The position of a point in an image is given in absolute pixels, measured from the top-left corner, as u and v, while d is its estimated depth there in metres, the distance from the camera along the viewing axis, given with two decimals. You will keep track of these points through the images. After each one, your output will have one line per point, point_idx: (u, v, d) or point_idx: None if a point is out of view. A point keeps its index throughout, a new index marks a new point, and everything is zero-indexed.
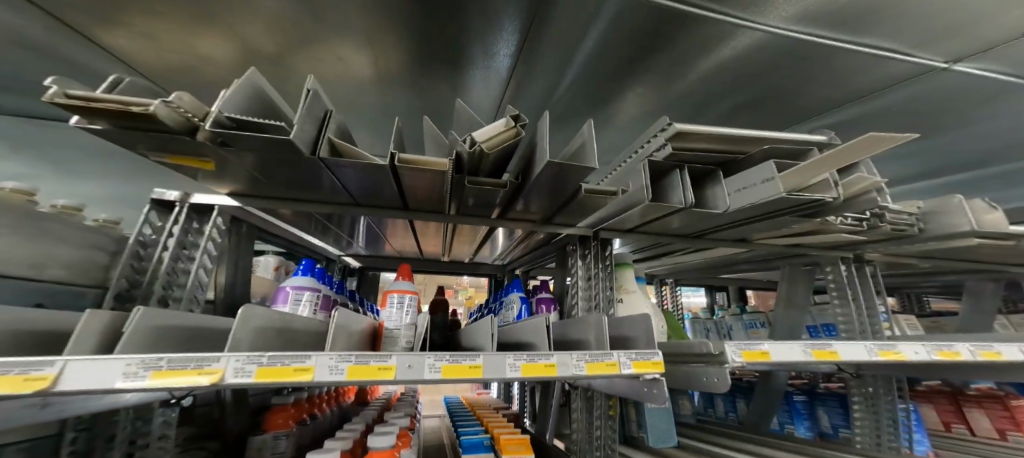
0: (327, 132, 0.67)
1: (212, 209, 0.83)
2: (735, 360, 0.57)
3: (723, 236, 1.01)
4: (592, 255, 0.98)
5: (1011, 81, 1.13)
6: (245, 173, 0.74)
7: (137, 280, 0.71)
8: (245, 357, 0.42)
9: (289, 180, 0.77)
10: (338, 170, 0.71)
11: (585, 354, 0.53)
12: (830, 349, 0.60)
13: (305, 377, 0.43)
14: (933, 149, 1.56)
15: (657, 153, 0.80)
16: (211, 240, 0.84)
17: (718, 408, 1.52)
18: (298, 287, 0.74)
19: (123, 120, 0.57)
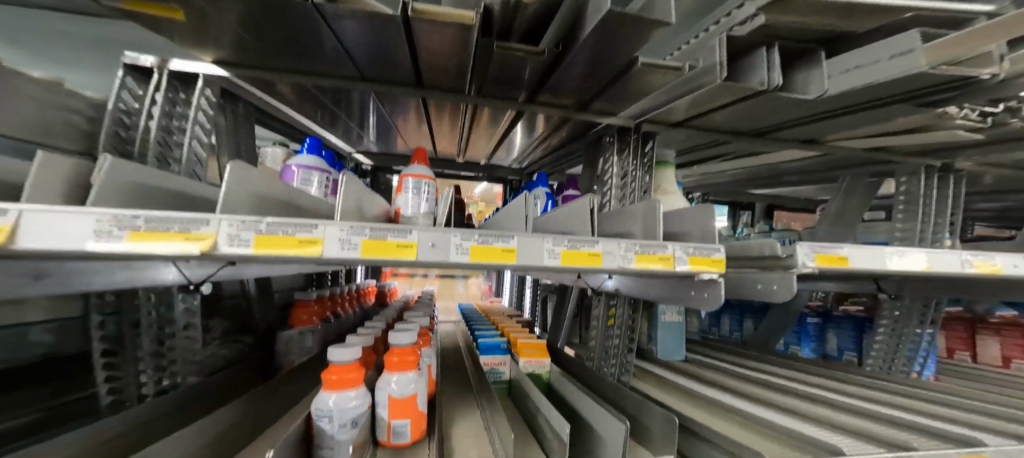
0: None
1: (198, 78, 0.71)
2: (807, 264, 0.48)
3: (791, 135, 0.86)
4: (630, 151, 0.86)
5: None
6: (223, 33, 0.59)
7: (128, 150, 0.63)
8: (240, 222, 0.36)
9: (278, 42, 0.61)
10: (336, 23, 0.54)
11: (636, 245, 0.46)
12: (921, 260, 0.50)
13: (313, 251, 0.37)
14: None
15: (739, 28, 0.60)
16: (201, 111, 0.73)
17: (724, 327, 1.54)
18: (303, 166, 0.65)
19: None
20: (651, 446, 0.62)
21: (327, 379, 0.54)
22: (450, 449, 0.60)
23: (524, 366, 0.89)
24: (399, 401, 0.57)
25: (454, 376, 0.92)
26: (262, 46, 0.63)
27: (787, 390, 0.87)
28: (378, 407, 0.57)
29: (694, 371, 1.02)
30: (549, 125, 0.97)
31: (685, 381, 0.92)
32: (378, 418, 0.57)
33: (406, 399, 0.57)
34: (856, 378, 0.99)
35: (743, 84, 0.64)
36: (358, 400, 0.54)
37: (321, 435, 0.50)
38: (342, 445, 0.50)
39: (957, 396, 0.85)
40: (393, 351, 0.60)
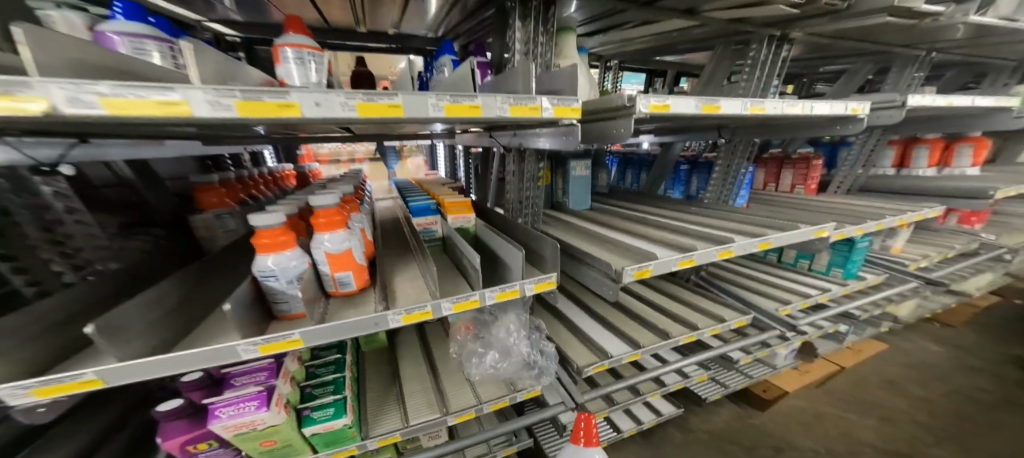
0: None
1: None
2: (642, 111, 0.68)
3: (673, 5, 1.02)
4: (533, 18, 0.89)
5: None
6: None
7: None
8: (72, 85, 0.34)
9: None
10: None
11: (510, 98, 0.58)
12: (716, 103, 0.75)
13: (180, 111, 0.38)
14: None
15: None
16: None
17: (627, 179, 2.08)
18: (130, 34, 0.44)
19: None
20: (541, 267, 0.87)
21: (259, 242, 0.58)
22: (393, 293, 0.78)
23: (453, 222, 1.09)
24: (336, 255, 0.69)
25: (392, 251, 1.06)
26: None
27: (649, 222, 1.19)
28: (320, 264, 0.69)
29: (589, 216, 1.35)
30: None
31: (572, 220, 1.28)
32: (322, 273, 0.70)
33: (341, 254, 0.69)
34: (695, 207, 1.42)
35: None
36: (301, 261, 0.63)
37: (270, 290, 0.61)
38: (295, 297, 0.63)
39: (741, 214, 1.28)
40: (318, 213, 0.67)
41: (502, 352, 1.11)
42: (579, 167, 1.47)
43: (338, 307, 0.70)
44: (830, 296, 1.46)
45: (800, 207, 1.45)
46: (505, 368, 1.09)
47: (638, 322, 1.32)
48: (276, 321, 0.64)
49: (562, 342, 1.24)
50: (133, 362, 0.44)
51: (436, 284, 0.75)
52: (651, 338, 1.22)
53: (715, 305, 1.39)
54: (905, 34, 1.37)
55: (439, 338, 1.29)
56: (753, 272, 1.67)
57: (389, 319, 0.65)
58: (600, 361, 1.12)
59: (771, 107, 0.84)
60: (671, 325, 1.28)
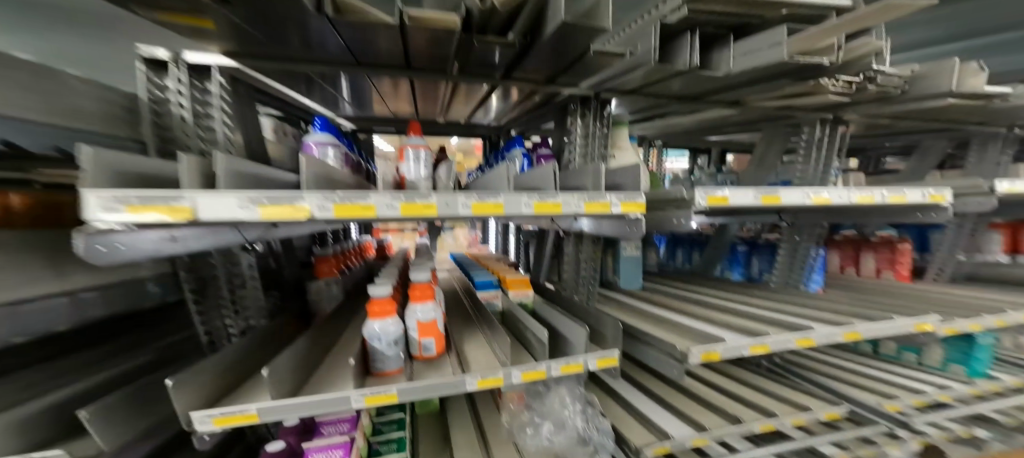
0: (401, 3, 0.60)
1: (212, 71, 0.74)
2: (701, 203, 0.75)
3: (720, 99, 1.14)
4: (592, 115, 1.03)
5: None
6: (276, 42, 0.69)
7: (170, 139, 0.72)
8: (323, 197, 0.51)
9: (299, 43, 0.69)
10: (345, 27, 0.61)
11: (586, 197, 0.66)
12: (776, 194, 0.79)
13: (370, 214, 0.54)
14: None
15: (670, 14, 0.76)
16: (221, 100, 0.77)
17: (678, 258, 2.02)
18: (321, 142, 0.72)
19: None
20: (603, 344, 0.88)
21: (372, 307, 0.72)
22: (465, 358, 0.84)
23: (513, 297, 1.18)
24: (424, 323, 0.79)
25: (456, 318, 1.15)
26: (319, 50, 0.73)
27: (710, 303, 1.16)
28: (410, 330, 0.80)
29: (645, 296, 1.35)
30: (519, 94, 1.19)
31: (627, 299, 1.29)
32: (410, 337, 0.80)
33: (429, 322, 0.80)
34: (761, 291, 1.35)
35: (671, 64, 0.81)
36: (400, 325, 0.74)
37: (372, 348, 0.71)
38: (389, 356, 0.72)
39: (817, 300, 1.20)
40: (416, 287, 0.81)
41: (556, 424, 1.07)
42: (630, 247, 1.51)
43: (423, 368, 0.77)
44: (951, 395, 1.22)
45: (886, 295, 1.32)
46: (560, 441, 1.02)
47: (704, 404, 1.19)
48: (369, 377, 0.72)
49: (618, 420, 1.15)
50: (280, 401, 0.55)
51: (507, 356, 0.81)
52: (719, 421, 1.09)
53: (794, 394, 1.23)
54: (973, 115, 1.34)
55: (489, 406, 1.25)
56: (844, 362, 1.45)
57: (466, 382, 0.70)
58: (660, 441, 1.00)
59: (834, 196, 0.85)
60: (746, 412, 1.13)
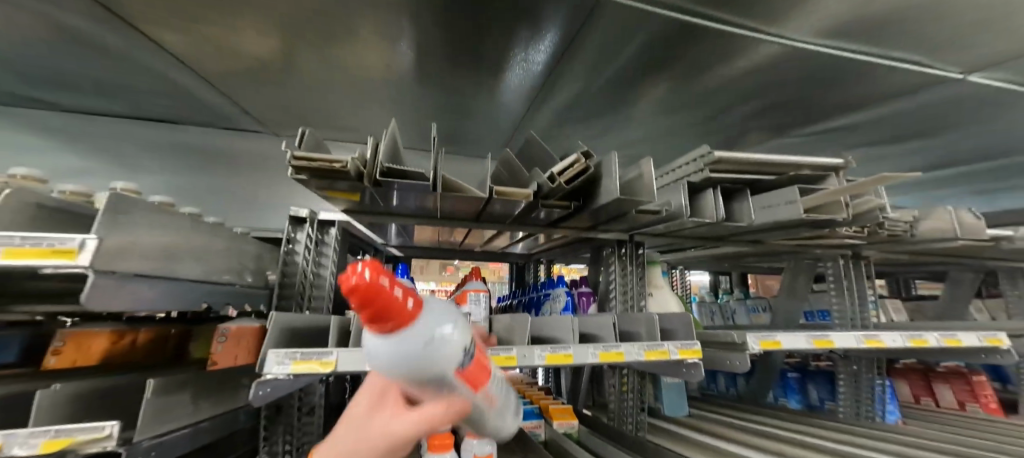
0: (491, 183, 0.79)
1: (335, 225, 0.98)
2: (754, 347, 0.78)
3: (741, 240, 1.26)
4: (628, 259, 1.13)
5: (986, 78, 1.36)
6: (388, 203, 0.90)
7: (288, 279, 0.93)
8: None
9: (405, 205, 0.90)
10: (447, 199, 0.81)
11: (645, 345, 0.72)
12: (827, 339, 0.82)
13: None
14: (910, 132, 1.81)
15: (695, 175, 0.93)
16: (330, 245, 0.98)
17: (721, 384, 1.76)
18: None
19: (329, 177, 0.68)
20: None
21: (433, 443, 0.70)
22: None
23: (558, 427, 1.13)
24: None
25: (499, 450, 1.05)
26: (417, 207, 0.93)
27: (777, 438, 1.05)
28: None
29: (697, 425, 1.21)
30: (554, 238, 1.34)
31: (680, 430, 1.15)
32: None
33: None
34: (834, 425, 1.19)
35: (701, 215, 0.92)
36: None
37: None
38: None
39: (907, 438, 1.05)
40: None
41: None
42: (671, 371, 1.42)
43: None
44: None
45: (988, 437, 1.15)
46: None
47: None
48: None
49: None
50: None
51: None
52: None
53: None
54: (986, 249, 1.43)
55: None
56: None
57: None
58: None
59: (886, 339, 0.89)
60: None
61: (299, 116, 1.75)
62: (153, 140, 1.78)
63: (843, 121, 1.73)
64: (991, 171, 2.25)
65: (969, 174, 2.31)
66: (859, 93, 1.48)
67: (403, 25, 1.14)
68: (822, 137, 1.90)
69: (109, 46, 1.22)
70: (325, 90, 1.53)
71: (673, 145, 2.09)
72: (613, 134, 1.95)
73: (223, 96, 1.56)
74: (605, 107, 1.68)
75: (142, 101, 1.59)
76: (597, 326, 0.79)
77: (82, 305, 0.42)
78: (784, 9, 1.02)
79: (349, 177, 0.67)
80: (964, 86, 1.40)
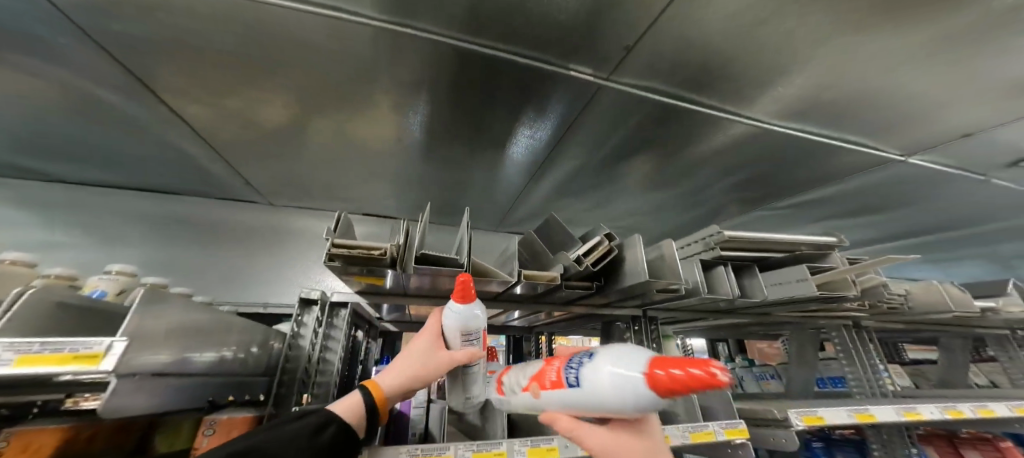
0: (517, 265, 0.79)
1: (347, 305, 0.93)
2: (798, 423, 0.76)
3: (748, 313, 1.28)
4: (643, 334, 1.11)
5: (923, 160, 1.58)
6: (403, 286, 0.89)
7: (289, 366, 0.83)
8: (465, 445, 0.65)
9: (424, 286, 0.88)
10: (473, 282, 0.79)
11: (689, 426, 0.71)
12: (868, 412, 0.80)
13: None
14: (868, 206, 2.02)
15: (708, 252, 0.98)
16: (339, 328, 0.92)
17: None
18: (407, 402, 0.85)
19: (362, 263, 0.68)
20: None
21: None
22: None
23: None
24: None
25: None
26: (434, 288, 0.91)
27: None
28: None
29: None
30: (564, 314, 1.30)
31: None
32: None
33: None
34: None
35: (717, 292, 0.95)
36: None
37: None
38: None
39: None
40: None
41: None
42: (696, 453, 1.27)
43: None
44: None
45: None
46: None
47: None
48: None
49: None
50: None
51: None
52: None
53: None
54: (970, 317, 1.49)
55: None
56: None
57: None
58: None
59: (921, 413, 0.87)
60: None
61: (300, 186, 1.78)
62: (142, 208, 1.73)
63: (811, 196, 1.92)
64: (944, 241, 2.47)
65: (926, 244, 2.53)
66: (819, 170, 1.68)
67: (420, 106, 1.25)
68: (793, 209, 2.08)
69: (128, 118, 1.26)
70: (334, 162, 1.59)
71: (661, 217, 2.22)
72: (606, 206, 2.07)
73: (227, 167, 1.58)
74: (599, 182, 1.81)
75: (141, 170, 1.59)
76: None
77: (100, 412, 0.42)
78: (752, 97, 1.21)
79: (383, 262, 0.67)
80: (905, 166, 1.62)
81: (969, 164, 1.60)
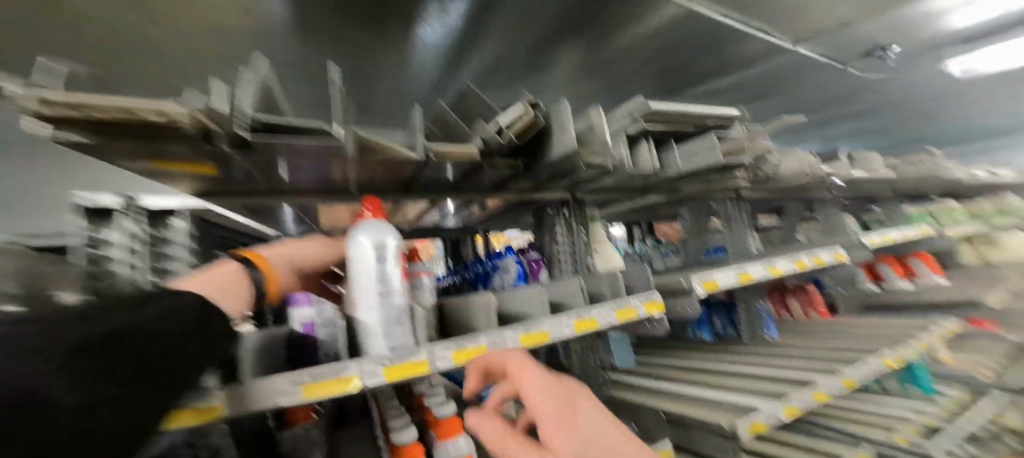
0: (424, 140, 0.61)
1: (181, 211, 0.65)
2: (699, 291, 0.85)
3: (661, 189, 1.37)
4: (573, 216, 1.11)
5: (810, 49, 1.71)
6: (271, 179, 0.66)
7: None
8: (370, 361, 0.47)
9: (299, 177, 0.66)
10: (366, 161, 0.60)
11: (615, 307, 0.68)
12: (748, 271, 0.93)
13: (423, 369, 0.49)
14: (762, 96, 2.20)
15: (632, 127, 0.91)
16: (178, 243, 0.66)
17: None
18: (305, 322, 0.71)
19: (138, 130, 0.40)
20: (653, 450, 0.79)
21: None
22: None
23: None
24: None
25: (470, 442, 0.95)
26: (322, 180, 0.71)
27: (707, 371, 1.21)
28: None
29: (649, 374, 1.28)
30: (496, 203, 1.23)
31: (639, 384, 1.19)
32: None
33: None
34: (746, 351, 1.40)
35: (640, 168, 0.94)
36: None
37: None
38: None
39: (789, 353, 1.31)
40: (442, 422, 0.72)
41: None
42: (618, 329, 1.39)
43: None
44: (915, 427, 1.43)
45: (828, 334, 1.54)
46: None
47: None
48: None
49: None
50: None
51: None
52: None
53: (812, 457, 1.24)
54: (813, 189, 1.83)
55: None
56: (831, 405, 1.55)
57: None
58: None
59: (779, 265, 1.06)
60: None
61: None
62: None
63: (721, 85, 1.99)
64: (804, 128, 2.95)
65: (792, 130, 2.98)
66: (732, 56, 1.69)
67: None
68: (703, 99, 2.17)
69: None
70: None
71: None
72: None
73: None
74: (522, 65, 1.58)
75: None
76: (563, 291, 0.72)
77: None
78: None
79: (186, 132, 0.41)
80: (798, 53, 1.73)
81: (840, 53, 1.77)
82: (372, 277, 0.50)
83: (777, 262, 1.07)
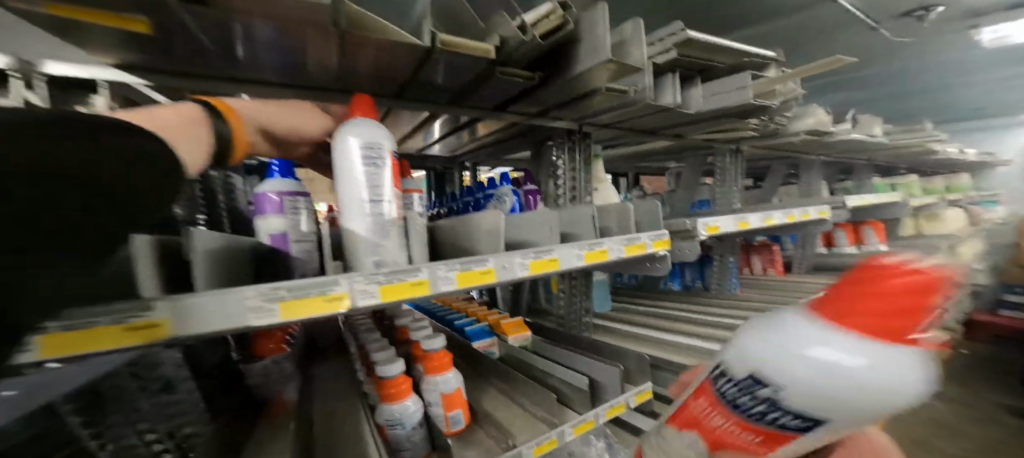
0: (432, 28, 0.52)
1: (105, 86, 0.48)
2: (702, 233, 0.79)
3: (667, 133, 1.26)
4: (574, 147, 1.03)
5: (855, 10, 1.50)
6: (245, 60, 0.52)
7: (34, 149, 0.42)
8: (445, 265, 0.43)
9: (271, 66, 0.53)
10: (355, 52, 0.51)
11: (626, 240, 0.65)
12: (748, 220, 0.92)
13: (492, 278, 0.47)
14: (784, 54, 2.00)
15: (660, 56, 0.83)
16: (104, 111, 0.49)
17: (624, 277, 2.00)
18: None
19: None
20: (632, 380, 0.85)
21: (387, 392, 0.63)
22: (499, 421, 0.74)
23: (513, 342, 1.07)
24: (450, 396, 0.69)
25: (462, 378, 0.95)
26: (299, 74, 0.57)
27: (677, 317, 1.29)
28: (433, 406, 0.70)
29: (625, 317, 1.34)
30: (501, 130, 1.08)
31: (607, 323, 1.29)
32: (435, 413, 0.69)
33: (454, 393, 0.69)
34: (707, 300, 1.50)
35: (661, 101, 0.88)
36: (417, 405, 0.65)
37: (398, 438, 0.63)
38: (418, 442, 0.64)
39: (747, 301, 1.43)
40: (431, 356, 0.70)
41: None
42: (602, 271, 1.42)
43: (462, 445, 0.67)
44: None
45: (785, 289, 1.66)
46: None
47: None
48: None
49: None
50: None
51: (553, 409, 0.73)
52: None
53: None
54: (808, 146, 1.75)
55: None
56: None
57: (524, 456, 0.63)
58: None
59: (774, 216, 1.08)
60: None
61: None
62: None
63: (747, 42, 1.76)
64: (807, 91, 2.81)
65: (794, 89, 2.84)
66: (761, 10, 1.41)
67: None
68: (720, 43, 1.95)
69: None
70: None
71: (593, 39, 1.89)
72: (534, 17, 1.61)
73: None
74: None
75: None
76: (572, 223, 0.67)
77: None
78: None
79: None
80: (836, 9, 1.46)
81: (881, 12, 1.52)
82: (377, 185, 0.43)
83: (774, 213, 1.07)
